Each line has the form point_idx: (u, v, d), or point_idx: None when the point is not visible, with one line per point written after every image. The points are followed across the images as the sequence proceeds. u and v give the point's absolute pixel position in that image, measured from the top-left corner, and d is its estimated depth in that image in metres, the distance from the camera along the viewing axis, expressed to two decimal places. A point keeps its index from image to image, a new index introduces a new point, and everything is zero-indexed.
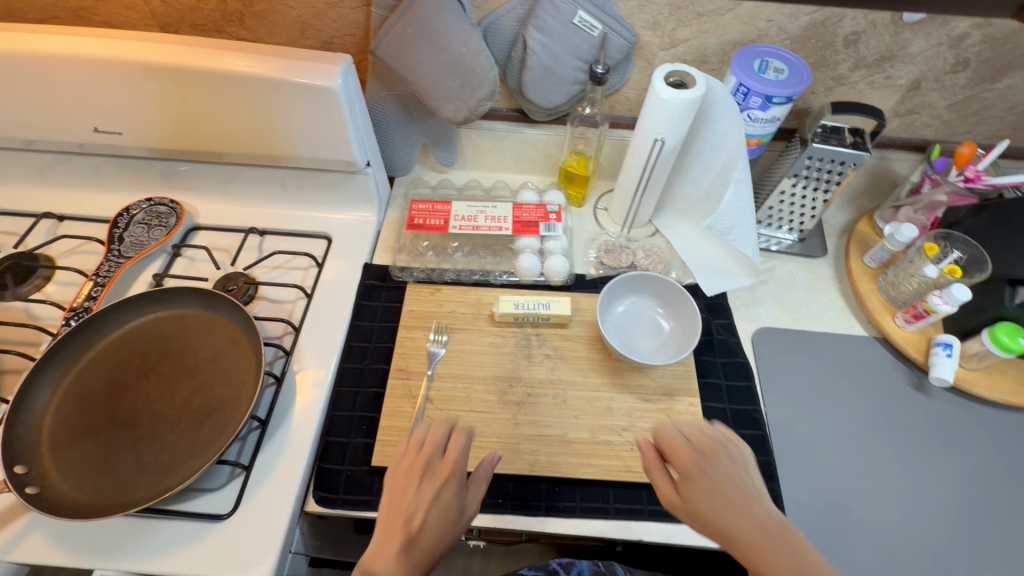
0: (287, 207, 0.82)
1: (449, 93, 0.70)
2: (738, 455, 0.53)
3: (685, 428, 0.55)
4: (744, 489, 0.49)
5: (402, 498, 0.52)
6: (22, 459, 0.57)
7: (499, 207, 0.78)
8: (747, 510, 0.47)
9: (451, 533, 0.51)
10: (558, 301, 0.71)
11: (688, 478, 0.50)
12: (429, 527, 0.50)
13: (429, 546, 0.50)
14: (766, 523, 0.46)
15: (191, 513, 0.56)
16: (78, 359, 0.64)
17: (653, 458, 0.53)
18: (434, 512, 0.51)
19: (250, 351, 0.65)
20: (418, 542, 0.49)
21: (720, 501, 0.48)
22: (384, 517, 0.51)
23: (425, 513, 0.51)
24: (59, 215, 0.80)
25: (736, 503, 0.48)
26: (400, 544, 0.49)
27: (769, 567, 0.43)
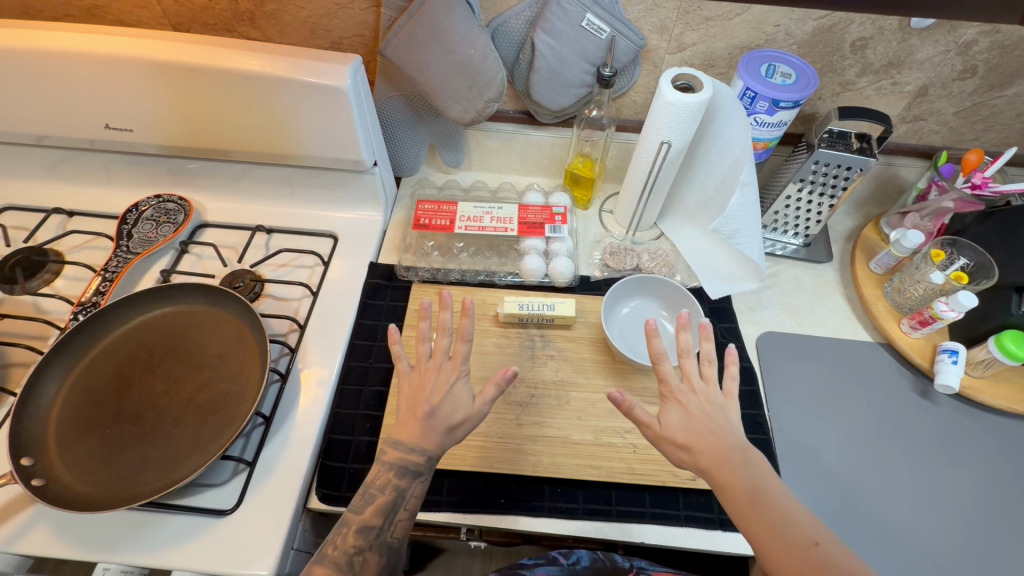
0: (294, 206, 0.82)
1: (456, 95, 0.71)
2: (708, 379, 0.55)
3: (659, 359, 0.55)
4: (718, 419, 0.52)
5: (419, 386, 0.55)
6: (29, 452, 0.57)
7: (505, 208, 0.79)
8: (723, 437, 0.50)
9: (469, 409, 0.54)
10: (562, 302, 0.70)
11: (670, 407, 0.52)
12: (443, 406, 0.54)
13: (446, 418, 0.54)
14: (731, 447, 0.49)
15: (195, 508, 0.57)
16: (86, 354, 0.65)
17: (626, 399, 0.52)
18: (446, 395, 0.54)
19: (256, 347, 0.66)
20: (435, 415, 0.53)
21: (694, 427, 0.51)
22: (403, 401, 0.55)
23: (439, 395, 0.54)
24: (68, 211, 0.81)
25: (708, 428, 0.51)
26: (420, 419, 0.53)
27: (733, 488, 0.47)
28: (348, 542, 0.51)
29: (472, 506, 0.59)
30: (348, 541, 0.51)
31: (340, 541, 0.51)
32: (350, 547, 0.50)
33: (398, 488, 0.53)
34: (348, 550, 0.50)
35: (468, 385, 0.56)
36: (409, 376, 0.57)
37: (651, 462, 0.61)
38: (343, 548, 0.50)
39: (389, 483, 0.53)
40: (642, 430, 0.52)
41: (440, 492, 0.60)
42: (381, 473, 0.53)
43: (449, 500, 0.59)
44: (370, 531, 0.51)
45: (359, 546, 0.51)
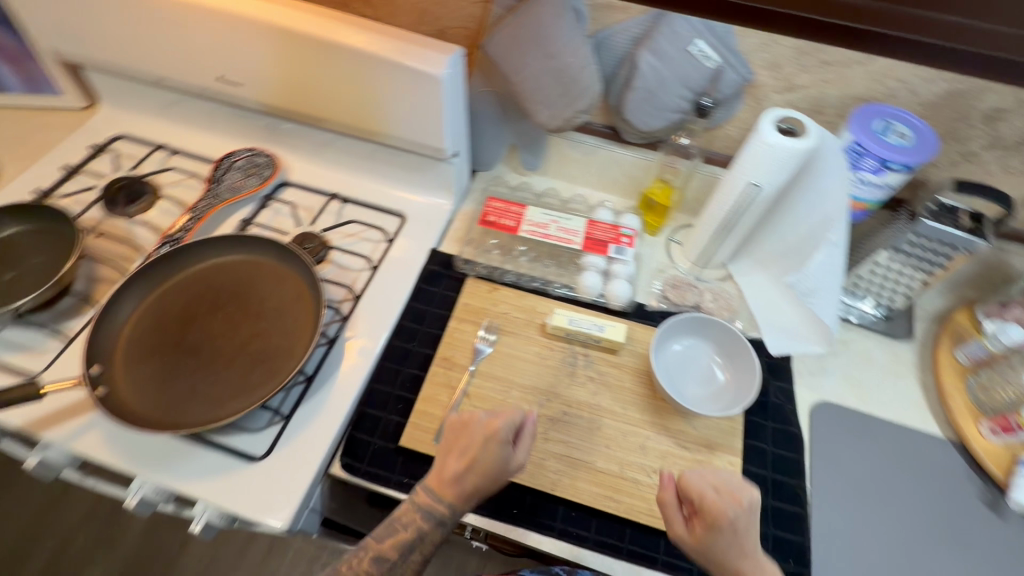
0: (371, 181, 0.85)
1: (547, 100, 0.71)
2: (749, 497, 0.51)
3: (699, 472, 0.52)
4: (744, 542, 0.49)
5: (458, 441, 0.55)
6: (99, 361, 0.62)
7: (573, 220, 0.77)
8: (745, 557, 0.48)
9: (498, 478, 0.54)
10: (612, 326, 0.69)
11: (700, 522, 0.51)
12: (472, 473, 0.53)
13: (476, 485, 0.53)
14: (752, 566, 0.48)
15: (228, 448, 0.60)
16: (164, 282, 0.70)
17: (666, 488, 0.53)
18: (480, 461, 0.53)
19: (312, 308, 0.68)
20: (466, 478, 0.53)
21: (719, 546, 0.49)
22: (438, 450, 0.56)
23: (472, 460, 0.53)
24: (173, 149, 0.88)
25: (736, 551, 0.49)
26: (451, 476, 0.53)
27: None
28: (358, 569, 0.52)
29: (484, 510, 0.59)
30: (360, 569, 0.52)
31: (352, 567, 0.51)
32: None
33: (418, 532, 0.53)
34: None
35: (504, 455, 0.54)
36: (454, 423, 0.57)
37: None
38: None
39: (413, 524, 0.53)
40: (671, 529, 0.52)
41: None
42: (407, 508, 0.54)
43: None
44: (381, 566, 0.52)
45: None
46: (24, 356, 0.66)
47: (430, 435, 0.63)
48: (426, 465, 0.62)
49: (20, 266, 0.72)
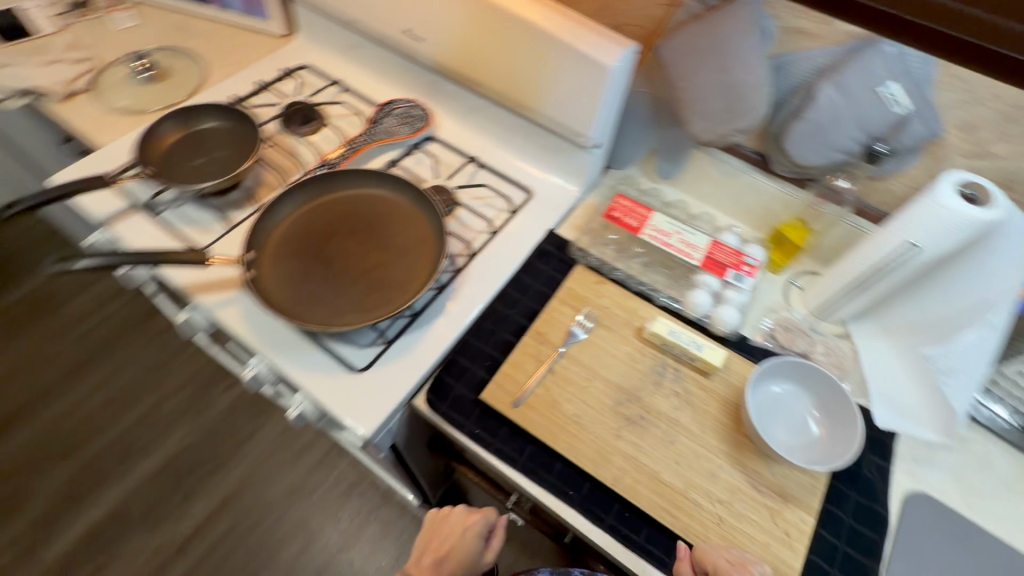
0: (509, 153, 0.90)
1: (706, 112, 0.70)
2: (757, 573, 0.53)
3: (712, 549, 0.54)
4: None
5: (434, 533, 0.75)
6: (254, 248, 0.71)
7: (697, 236, 0.77)
8: None
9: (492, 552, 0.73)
10: (712, 348, 0.68)
11: None
12: (465, 540, 0.72)
13: (464, 557, 0.70)
14: None
15: (336, 354, 0.67)
16: (318, 197, 0.78)
17: (683, 560, 0.56)
18: (455, 550, 0.71)
19: (433, 254, 0.73)
20: (441, 565, 0.70)
21: None
22: (422, 536, 0.76)
23: (452, 541, 0.72)
24: (344, 86, 0.97)
25: None
26: (425, 573, 0.70)
27: None
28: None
29: (543, 481, 0.62)
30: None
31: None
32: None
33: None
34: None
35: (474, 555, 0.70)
36: (433, 516, 0.77)
37: (729, 543, 0.58)
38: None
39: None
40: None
41: (521, 452, 0.63)
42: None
43: (525, 464, 0.63)
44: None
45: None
46: (197, 233, 0.78)
47: (510, 398, 0.66)
48: (499, 423, 0.65)
49: (208, 155, 0.82)
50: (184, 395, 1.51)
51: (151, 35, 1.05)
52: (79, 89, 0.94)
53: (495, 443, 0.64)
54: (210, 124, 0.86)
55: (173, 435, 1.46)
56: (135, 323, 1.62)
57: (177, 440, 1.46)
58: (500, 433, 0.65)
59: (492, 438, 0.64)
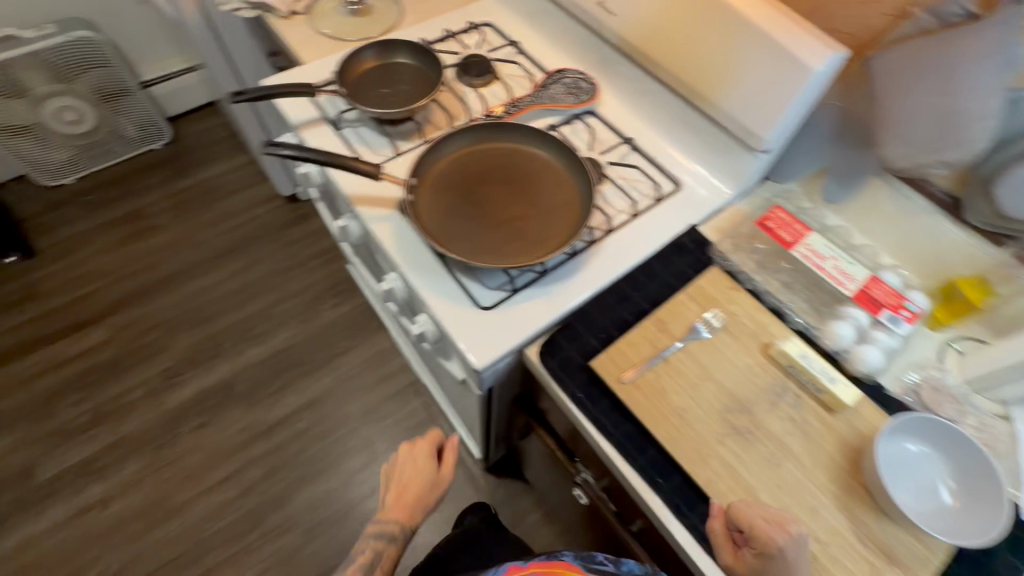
0: (667, 142, 0.89)
1: (909, 137, 0.65)
2: (797, 534, 0.53)
3: (744, 504, 0.55)
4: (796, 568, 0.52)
5: (391, 482, 0.80)
6: (418, 176, 0.77)
7: (856, 267, 0.71)
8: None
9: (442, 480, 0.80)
10: (847, 385, 0.64)
11: (750, 551, 0.54)
12: (415, 474, 0.79)
13: (417, 485, 0.78)
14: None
15: (466, 289, 0.72)
16: (479, 142, 0.82)
17: (716, 517, 0.57)
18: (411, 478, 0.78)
19: (575, 220, 0.75)
20: (401, 496, 0.77)
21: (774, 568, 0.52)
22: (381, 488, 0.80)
23: (408, 476, 0.79)
24: (519, 46, 1.00)
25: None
26: (392, 503, 0.77)
27: None
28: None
29: (634, 461, 0.62)
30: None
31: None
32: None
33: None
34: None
35: (432, 471, 0.80)
36: (387, 475, 0.82)
37: None
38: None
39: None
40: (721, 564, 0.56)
41: (617, 427, 0.64)
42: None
43: (619, 440, 0.63)
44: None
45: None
46: (367, 152, 0.86)
47: (620, 373, 0.66)
48: (602, 394, 0.66)
49: (393, 87, 0.90)
50: (297, 301, 1.68)
51: None
52: (297, 11, 1.07)
53: (593, 411, 0.65)
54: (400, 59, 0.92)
55: (280, 333, 1.62)
56: (273, 229, 1.81)
57: (282, 338, 1.61)
58: (600, 403, 0.66)
59: (591, 405, 0.66)
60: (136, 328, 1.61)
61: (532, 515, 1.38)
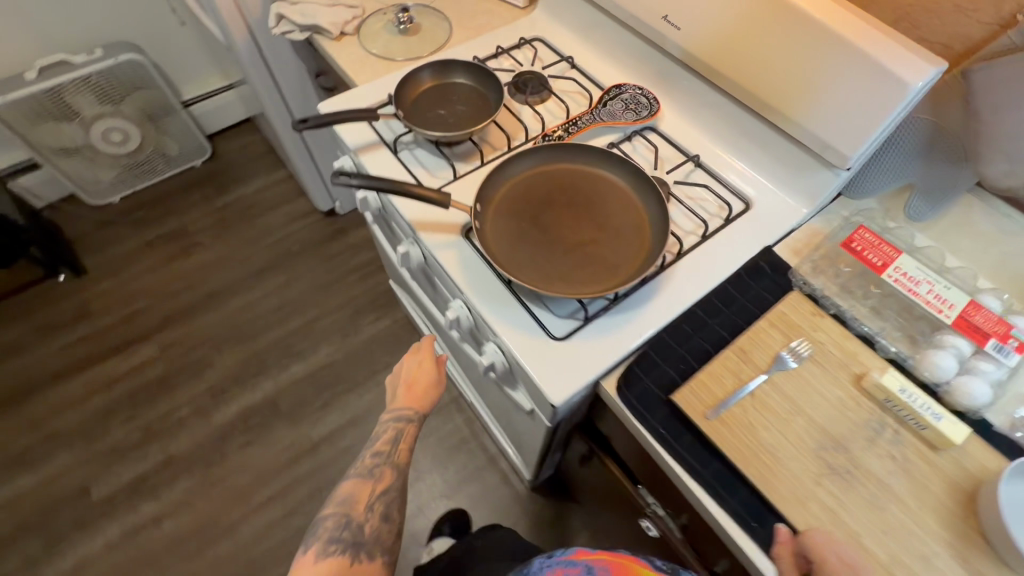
0: (733, 159, 0.86)
1: (1015, 152, 0.64)
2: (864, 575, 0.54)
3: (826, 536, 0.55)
4: None
5: (397, 383, 0.85)
6: (483, 201, 0.76)
7: (952, 290, 0.66)
8: None
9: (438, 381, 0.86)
10: (953, 421, 0.59)
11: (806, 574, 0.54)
12: (428, 383, 0.84)
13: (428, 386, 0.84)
14: None
15: (538, 318, 0.70)
16: (542, 164, 0.80)
17: (785, 542, 0.56)
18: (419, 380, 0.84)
19: (648, 245, 0.73)
20: (416, 400, 0.83)
21: None
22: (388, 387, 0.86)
23: (424, 387, 0.84)
24: (573, 62, 0.98)
25: None
26: (410, 405, 0.82)
27: None
28: (381, 496, 0.72)
29: (726, 503, 0.60)
30: (382, 481, 0.72)
31: (368, 507, 0.69)
32: (372, 525, 0.68)
33: (401, 480, 0.75)
34: (369, 523, 0.68)
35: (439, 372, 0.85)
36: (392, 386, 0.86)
37: None
38: (369, 519, 0.68)
39: (390, 468, 0.74)
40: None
41: (705, 466, 0.62)
42: (385, 458, 0.75)
43: (708, 480, 0.61)
44: (398, 493, 0.74)
45: (381, 478, 0.73)
46: (425, 175, 0.85)
47: (704, 407, 0.64)
48: (687, 429, 0.64)
49: (449, 107, 0.89)
50: (339, 316, 1.69)
51: None
52: (347, 32, 1.06)
53: (678, 448, 0.63)
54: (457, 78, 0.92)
55: (322, 349, 1.63)
56: (312, 244, 1.83)
57: (325, 354, 1.62)
58: (685, 439, 0.63)
59: (676, 442, 0.63)
60: (184, 346, 1.64)
61: (581, 535, 1.35)
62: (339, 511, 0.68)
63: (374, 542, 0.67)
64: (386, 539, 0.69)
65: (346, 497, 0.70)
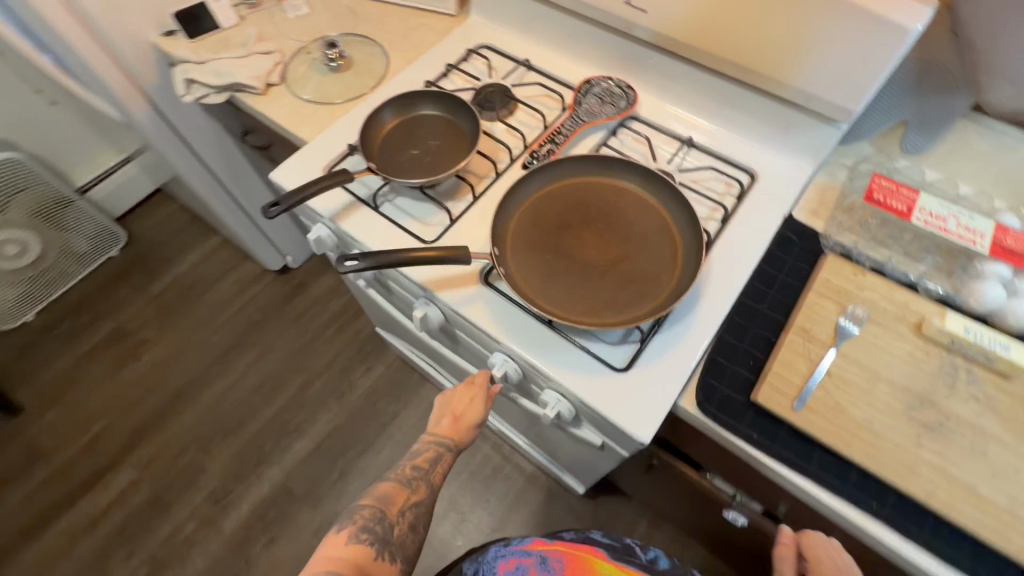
0: (723, 131, 0.83)
1: (1017, 74, 0.60)
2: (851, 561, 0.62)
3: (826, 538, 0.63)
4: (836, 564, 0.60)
5: (443, 409, 0.75)
6: (498, 243, 0.69)
7: (977, 219, 0.68)
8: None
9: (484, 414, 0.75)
10: (1022, 348, 0.60)
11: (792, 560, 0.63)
12: (476, 415, 0.74)
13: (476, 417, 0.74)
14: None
15: (595, 354, 0.65)
16: (542, 186, 0.74)
17: (788, 544, 0.64)
18: (466, 411, 0.74)
19: (680, 244, 0.69)
20: (459, 427, 0.73)
21: (823, 563, 0.61)
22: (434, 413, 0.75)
23: (470, 419, 0.73)
24: (530, 65, 0.92)
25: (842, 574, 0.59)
26: (452, 431, 0.72)
27: None
28: (413, 507, 0.64)
29: (840, 492, 0.58)
30: (416, 493, 0.66)
31: (401, 512, 0.62)
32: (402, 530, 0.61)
33: (432, 501, 0.68)
34: (399, 527, 0.61)
35: (485, 410, 0.74)
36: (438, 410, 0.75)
37: None
38: (400, 524, 0.61)
39: (427, 485, 0.67)
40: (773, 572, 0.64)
41: (809, 459, 0.60)
42: (423, 473, 0.68)
43: (816, 472, 0.59)
44: (426, 513, 0.66)
45: (416, 491, 0.66)
46: (419, 227, 0.76)
47: (790, 400, 0.62)
48: (777, 425, 0.62)
49: (421, 145, 0.81)
50: (327, 377, 1.57)
51: (326, 21, 1.04)
52: (273, 83, 0.94)
53: (777, 448, 0.61)
54: (420, 110, 0.84)
55: (320, 418, 1.51)
56: (275, 308, 1.68)
57: (325, 421, 1.50)
58: (780, 436, 0.61)
59: (772, 442, 0.61)
60: (166, 458, 1.47)
61: (640, 524, 1.35)
62: (374, 505, 0.62)
63: (399, 545, 0.59)
64: (409, 548, 0.60)
65: (382, 494, 0.63)
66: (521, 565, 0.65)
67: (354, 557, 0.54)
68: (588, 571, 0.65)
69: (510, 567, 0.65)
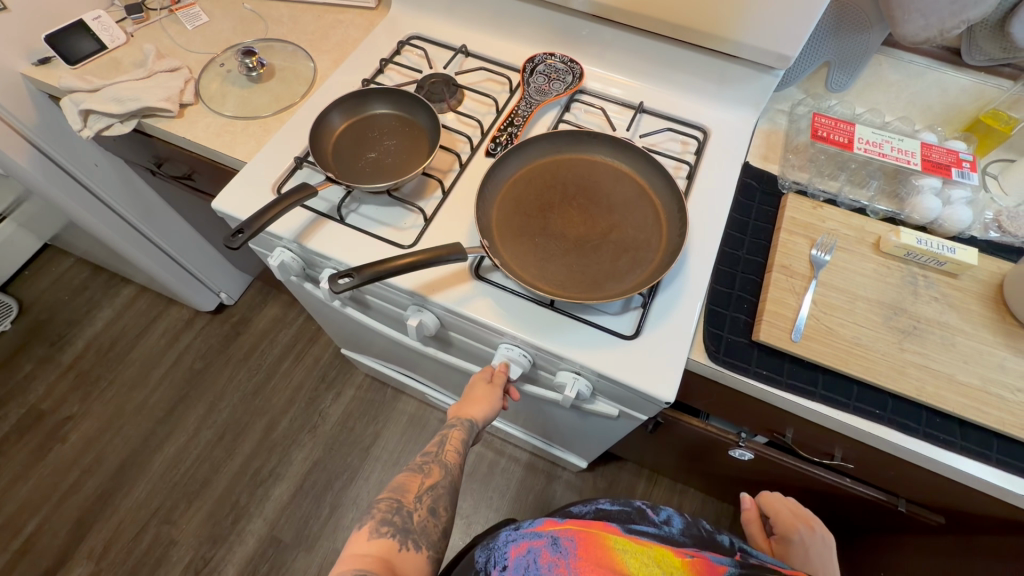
0: (668, 93, 0.86)
1: (926, 8, 0.65)
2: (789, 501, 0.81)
3: (774, 493, 0.80)
4: (797, 516, 0.75)
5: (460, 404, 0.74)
6: (485, 234, 0.68)
7: (906, 141, 0.75)
8: (804, 519, 0.75)
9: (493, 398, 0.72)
10: (964, 249, 0.68)
11: (756, 525, 0.78)
12: (479, 395, 0.72)
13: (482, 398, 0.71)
14: (805, 516, 0.75)
15: (604, 325, 0.66)
16: (515, 172, 0.74)
17: (750, 507, 0.79)
18: (471, 395, 0.73)
19: (660, 205, 0.72)
20: (465, 408, 0.71)
21: (784, 517, 0.76)
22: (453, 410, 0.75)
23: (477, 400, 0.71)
24: (467, 51, 0.89)
25: (798, 516, 0.76)
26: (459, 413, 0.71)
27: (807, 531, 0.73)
28: (430, 490, 0.62)
29: (846, 407, 0.63)
30: (430, 476, 0.63)
31: (418, 497, 0.60)
32: (422, 516, 0.58)
33: (451, 482, 0.64)
34: (418, 514, 0.58)
35: (499, 407, 0.73)
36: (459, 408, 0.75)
37: None
38: (419, 510, 0.58)
39: (440, 466, 0.65)
40: (747, 534, 0.79)
41: (815, 383, 0.65)
42: (434, 456, 0.66)
43: (824, 393, 0.64)
44: (447, 493, 0.63)
45: (430, 474, 0.63)
46: (393, 233, 0.72)
47: (788, 333, 0.65)
48: (781, 359, 0.66)
49: (379, 147, 0.77)
50: (294, 411, 1.47)
51: (231, 28, 0.94)
52: (187, 103, 0.84)
53: (786, 379, 0.65)
54: (373, 109, 0.80)
55: (295, 455, 1.41)
56: (217, 351, 1.54)
57: (301, 459, 1.40)
58: (786, 368, 0.66)
59: (781, 375, 0.65)
60: (124, 539, 1.31)
61: (639, 484, 1.40)
62: (390, 498, 0.59)
63: (421, 533, 0.56)
64: (434, 534, 0.57)
65: (397, 485, 0.61)
66: (533, 548, 0.52)
67: (379, 553, 0.52)
68: (606, 552, 0.51)
69: (522, 549, 0.52)
